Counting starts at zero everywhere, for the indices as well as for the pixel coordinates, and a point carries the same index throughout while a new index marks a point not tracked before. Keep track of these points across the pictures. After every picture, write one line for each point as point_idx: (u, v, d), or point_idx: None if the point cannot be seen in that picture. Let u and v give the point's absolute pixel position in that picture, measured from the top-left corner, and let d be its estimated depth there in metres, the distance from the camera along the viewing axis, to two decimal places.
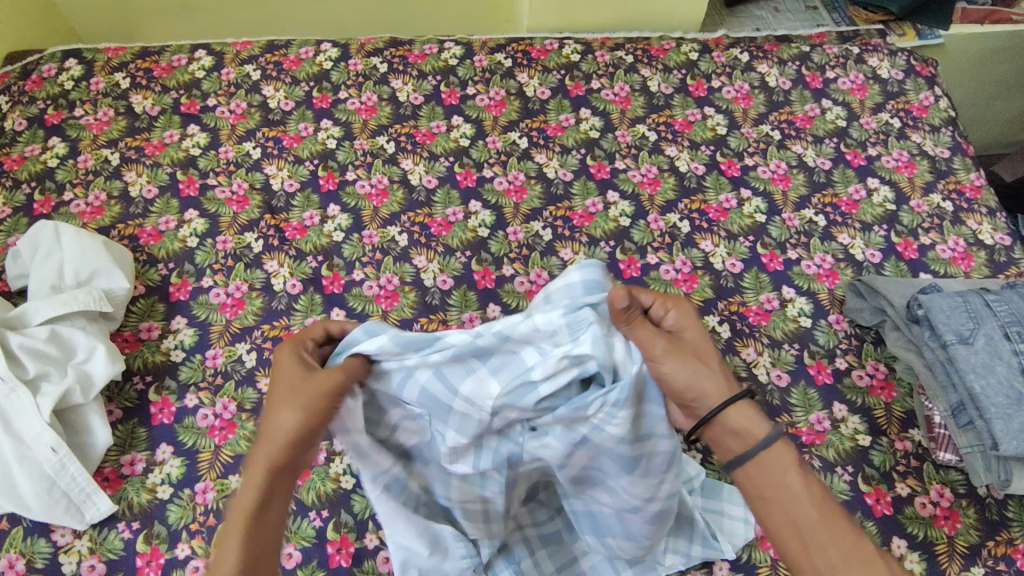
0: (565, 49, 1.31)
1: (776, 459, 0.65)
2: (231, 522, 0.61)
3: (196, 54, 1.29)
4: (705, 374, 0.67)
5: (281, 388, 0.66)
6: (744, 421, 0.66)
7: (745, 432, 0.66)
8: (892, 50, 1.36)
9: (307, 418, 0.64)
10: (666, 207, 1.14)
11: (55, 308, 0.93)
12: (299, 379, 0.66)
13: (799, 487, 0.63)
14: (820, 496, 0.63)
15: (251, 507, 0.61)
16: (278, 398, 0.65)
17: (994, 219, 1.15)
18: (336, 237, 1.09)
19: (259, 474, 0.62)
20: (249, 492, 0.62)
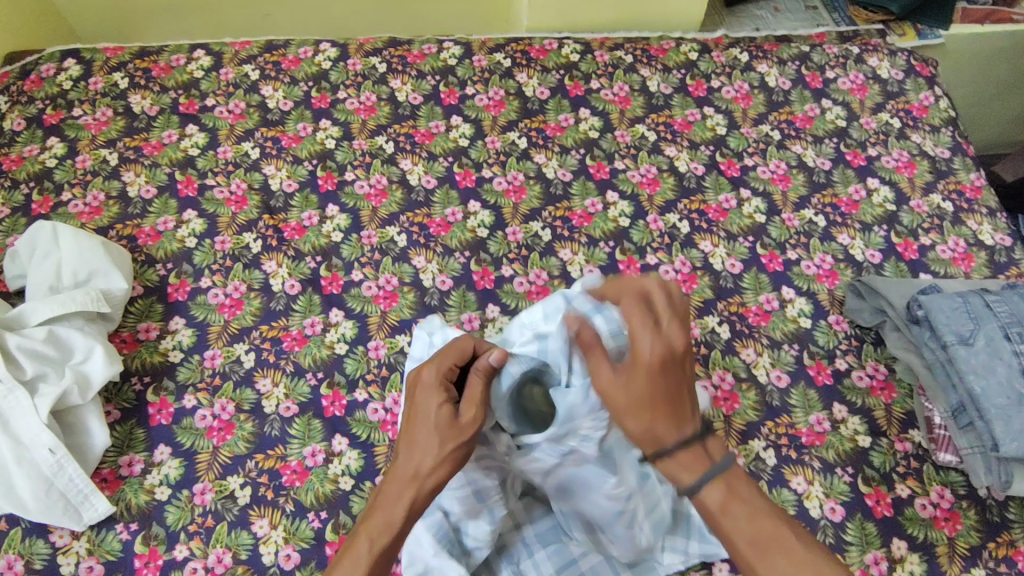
0: (565, 49, 1.31)
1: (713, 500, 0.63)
2: (359, 552, 0.63)
3: (194, 53, 1.29)
4: (631, 421, 0.61)
5: (429, 423, 0.66)
6: (682, 469, 0.62)
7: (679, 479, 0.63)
8: (892, 50, 1.35)
9: (454, 463, 0.66)
10: (665, 208, 1.14)
11: (53, 308, 0.93)
12: (444, 415, 0.66)
13: (731, 528, 0.63)
14: (754, 533, 0.62)
15: (381, 542, 0.64)
16: (424, 433, 0.66)
17: (994, 220, 1.15)
18: (335, 237, 1.08)
19: (399, 511, 0.64)
20: (381, 524, 0.64)
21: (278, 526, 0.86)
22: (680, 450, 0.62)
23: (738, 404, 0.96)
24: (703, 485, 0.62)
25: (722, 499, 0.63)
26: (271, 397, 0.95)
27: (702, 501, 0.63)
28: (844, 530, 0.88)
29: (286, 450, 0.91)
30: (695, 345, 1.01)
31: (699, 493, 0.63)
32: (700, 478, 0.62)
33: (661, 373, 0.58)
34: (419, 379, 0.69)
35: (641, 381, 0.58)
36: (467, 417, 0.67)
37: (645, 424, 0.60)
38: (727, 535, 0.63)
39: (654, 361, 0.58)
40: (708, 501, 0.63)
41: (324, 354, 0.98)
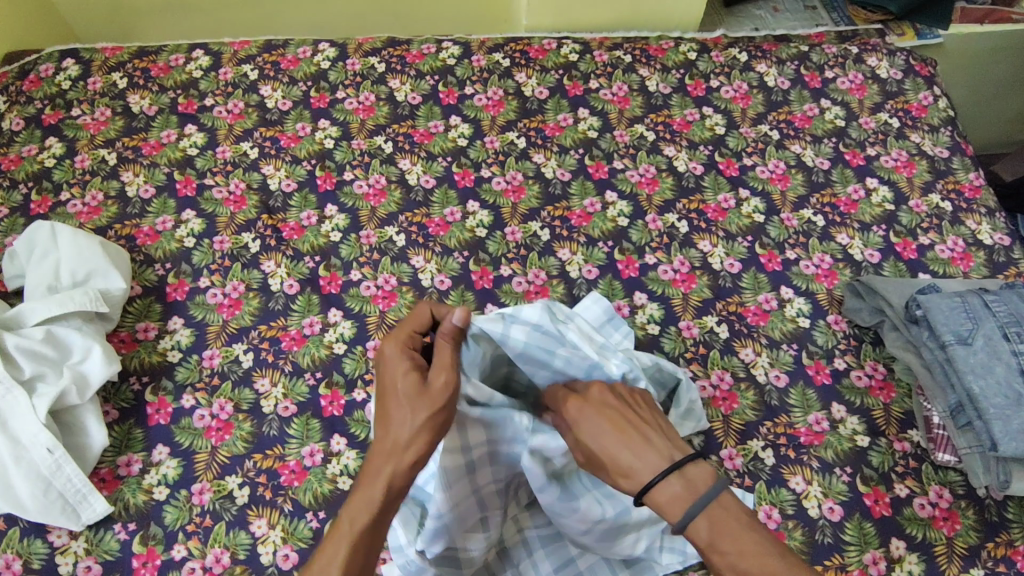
0: (564, 49, 1.31)
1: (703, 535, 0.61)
2: (342, 533, 0.61)
3: (193, 53, 1.29)
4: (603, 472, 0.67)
5: (400, 395, 0.66)
6: (669, 502, 0.62)
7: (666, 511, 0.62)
8: (891, 50, 1.35)
9: (432, 430, 0.65)
10: (664, 208, 1.14)
11: (51, 308, 0.93)
12: (413, 381, 0.66)
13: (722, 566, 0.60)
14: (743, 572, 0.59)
15: (364, 519, 0.62)
16: (397, 405, 0.65)
17: (993, 220, 1.15)
18: (334, 237, 1.08)
19: (379, 486, 0.63)
20: (363, 502, 0.62)
21: (276, 526, 0.86)
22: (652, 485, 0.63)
23: (736, 404, 0.96)
24: (684, 525, 0.61)
25: (709, 538, 0.60)
26: (270, 397, 0.95)
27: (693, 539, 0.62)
28: (843, 530, 0.88)
29: (284, 450, 0.91)
30: (694, 345, 1.01)
31: (686, 531, 0.62)
32: (677, 518, 0.62)
33: (589, 415, 0.68)
34: (383, 355, 0.69)
35: (581, 430, 0.68)
36: (438, 381, 0.66)
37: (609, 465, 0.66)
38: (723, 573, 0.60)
39: (580, 408, 0.69)
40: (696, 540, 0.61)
41: (323, 354, 0.98)
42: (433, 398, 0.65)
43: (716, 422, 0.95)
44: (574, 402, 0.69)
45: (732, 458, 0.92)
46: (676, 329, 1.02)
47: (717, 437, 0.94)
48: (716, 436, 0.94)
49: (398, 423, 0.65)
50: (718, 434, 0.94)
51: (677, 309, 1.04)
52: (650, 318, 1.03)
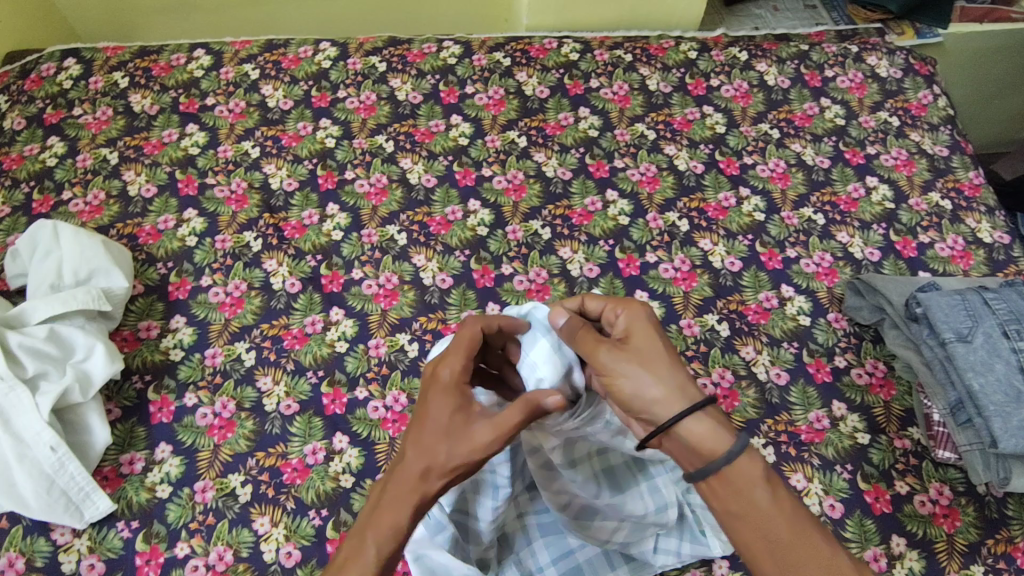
0: (564, 48, 1.31)
1: (750, 476, 0.62)
2: (365, 557, 0.60)
3: (194, 53, 1.29)
4: (649, 376, 0.66)
5: (438, 426, 0.64)
6: (717, 432, 0.64)
7: (717, 443, 0.63)
8: (890, 49, 1.36)
9: (464, 470, 0.63)
10: (665, 206, 1.14)
11: (54, 307, 0.93)
12: (457, 421, 0.64)
13: (768, 500, 0.62)
14: (791, 505, 0.63)
15: (389, 547, 0.61)
16: (434, 438, 0.63)
17: (992, 218, 1.15)
18: (335, 236, 1.09)
19: (406, 516, 0.61)
20: (386, 526, 0.61)
21: (279, 523, 0.87)
22: (709, 411, 0.65)
23: (737, 402, 0.97)
24: (741, 452, 0.63)
25: (763, 472, 0.63)
26: (272, 395, 0.95)
27: (740, 471, 0.62)
28: (844, 527, 0.88)
29: (286, 448, 0.92)
30: (695, 343, 1.01)
31: (737, 462, 0.63)
32: (739, 441, 0.63)
33: (659, 331, 0.69)
34: (435, 380, 0.67)
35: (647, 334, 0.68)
36: (482, 426, 0.63)
37: (663, 375, 0.66)
38: (765, 506, 0.62)
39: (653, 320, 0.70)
40: (749, 472, 0.63)
41: (324, 353, 0.98)
42: (467, 442, 0.63)
43: None
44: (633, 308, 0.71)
45: None
46: (677, 327, 1.02)
47: None
48: None
49: (429, 455, 0.63)
50: None
51: (678, 307, 1.04)
52: None
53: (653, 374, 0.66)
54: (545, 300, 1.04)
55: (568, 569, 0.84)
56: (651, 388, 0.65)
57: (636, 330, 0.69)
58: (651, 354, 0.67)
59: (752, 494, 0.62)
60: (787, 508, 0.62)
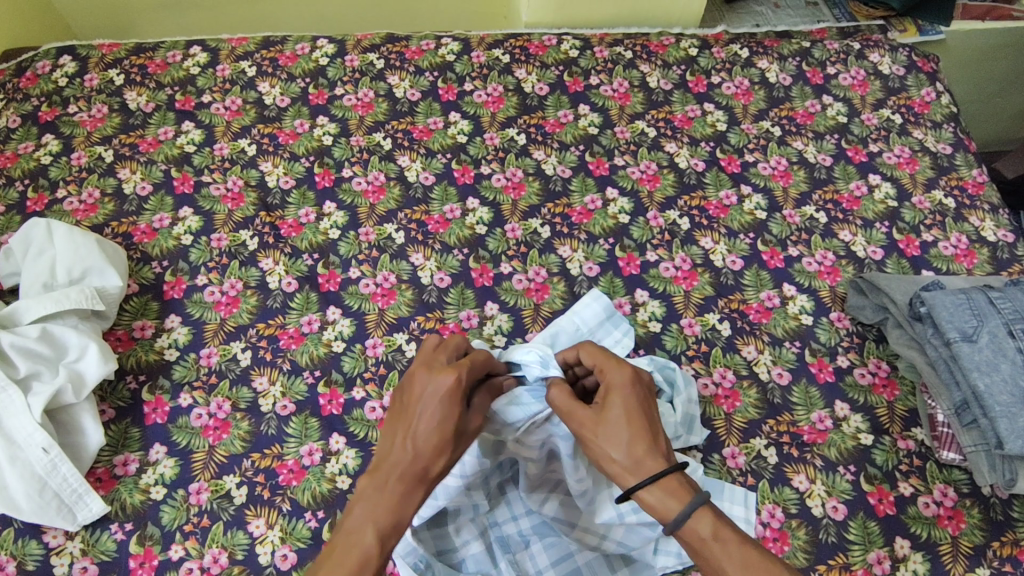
0: (564, 45, 1.30)
1: (700, 537, 0.62)
2: (370, 547, 0.58)
3: (190, 50, 1.28)
4: (610, 447, 0.67)
5: (448, 431, 0.64)
6: (665, 499, 0.64)
7: (663, 510, 0.63)
8: (893, 46, 1.35)
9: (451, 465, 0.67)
10: (666, 204, 1.13)
11: (47, 306, 0.92)
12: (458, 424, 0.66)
13: (721, 556, 0.61)
14: (746, 559, 0.60)
15: (391, 540, 0.60)
16: (444, 443, 0.64)
17: (997, 216, 1.14)
18: (332, 234, 1.07)
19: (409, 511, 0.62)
20: (391, 519, 0.60)
21: (274, 525, 0.85)
22: (657, 479, 0.64)
23: (739, 402, 0.96)
24: (689, 515, 0.62)
25: (714, 529, 0.62)
26: (268, 396, 0.94)
27: (691, 532, 0.62)
28: (846, 529, 0.87)
29: (283, 449, 0.90)
30: (696, 343, 1.00)
31: (686, 524, 0.62)
32: (686, 506, 0.62)
33: (634, 399, 0.69)
34: (440, 384, 0.65)
35: (621, 401, 0.68)
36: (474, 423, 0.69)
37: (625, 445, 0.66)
38: (720, 565, 0.61)
39: (634, 385, 0.70)
40: (699, 531, 0.62)
41: (321, 352, 0.97)
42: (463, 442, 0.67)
43: (718, 421, 0.94)
44: (614, 374, 0.70)
45: (734, 457, 0.92)
46: (678, 326, 1.01)
47: (719, 435, 0.93)
48: (718, 435, 0.93)
49: (439, 457, 0.64)
50: (721, 433, 0.93)
51: (678, 306, 1.03)
52: (651, 315, 1.02)
53: (613, 443, 0.67)
54: (544, 300, 1.03)
55: (567, 572, 0.83)
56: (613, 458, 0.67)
57: (612, 398, 0.69)
58: (616, 423, 0.67)
59: (709, 553, 0.61)
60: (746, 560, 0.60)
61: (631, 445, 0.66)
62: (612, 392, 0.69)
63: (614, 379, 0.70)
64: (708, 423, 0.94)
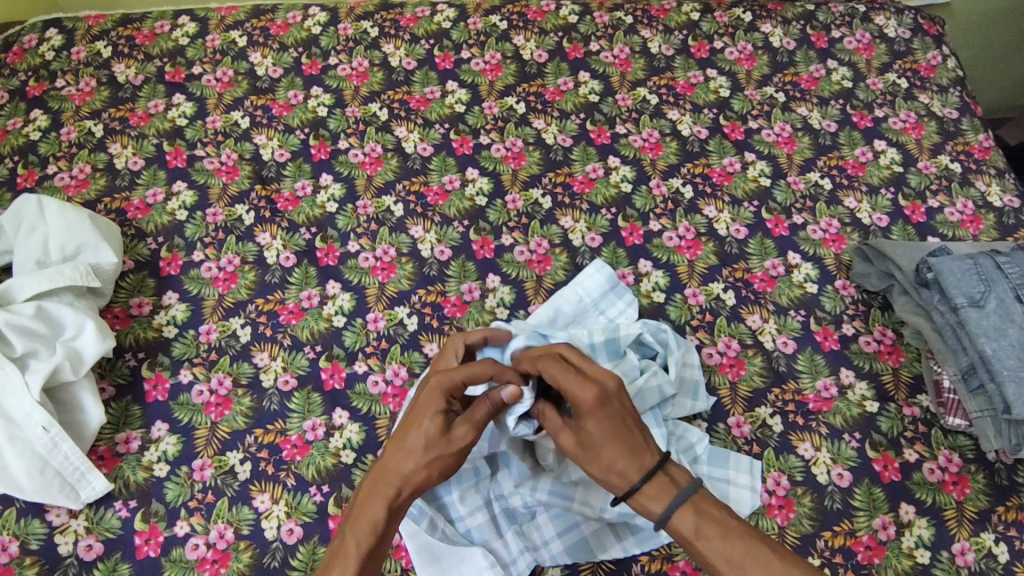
0: (563, 10, 1.27)
1: (684, 531, 0.67)
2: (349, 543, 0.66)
3: (179, 20, 1.25)
4: (591, 463, 0.70)
5: (422, 436, 0.68)
6: (650, 501, 0.69)
7: (649, 511, 0.69)
8: (899, 8, 1.32)
9: (433, 469, 0.68)
10: (668, 172, 1.11)
11: (41, 283, 0.90)
12: (436, 428, 0.68)
13: (707, 549, 0.66)
14: (728, 552, 0.66)
15: (368, 541, 0.66)
16: (413, 450, 0.68)
17: (1003, 181, 1.12)
18: (329, 207, 1.06)
19: (381, 510, 0.66)
20: (370, 520, 0.66)
21: (279, 500, 0.85)
22: (644, 481, 0.69)
23: (744, 370, 0.95)
24: (672, 511, 0.68)
25: (698, 526, 0.67)
26: (269, 370, 0.93)
27: (675, 529, 0.68)
28: (852, 495, 0.87)
29: (285, 424, 0.90)
30: (700, 312, 0.99)
31: (670, 522, 0.68)
32: (670, 503, 0.68)
33: (604, 414, 0.68)
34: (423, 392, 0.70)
35: (598, 425, 0.68)
36: (458, 431, 0.69)
37: (608, 460, 0.68)
38: (708, 558, 0.66)
39: (605, 405, 0.68)
40: (682, 529, 0.67)
41: (322, 327, 0.96)
42: (439, 446, 0.68)
43: (723, 390, 0.94)
44: (592, 391, 0.67)
45: (740, 426, 0.91)
46: (682, 296, 1.00)
47: (724, 404, 0.93)
48: (723, 405, 0.93)
49: (404, 461, 0.68)
50: (725, 402, 0.93)
51: (682, 276, 1.02)
52: (655, 285, 1.01)
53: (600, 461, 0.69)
54: (546, 272, 1.01)
55: (573, 542, 0.83)
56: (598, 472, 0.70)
57: (585, 422, 0.68)
58: (596, 445, 0.68)
59: (696, 547, 0.67)
60: (725, 551, 0.66)
61: (616, 462, 0.68)
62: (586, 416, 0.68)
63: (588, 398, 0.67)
64: (713, 392, 0.94)
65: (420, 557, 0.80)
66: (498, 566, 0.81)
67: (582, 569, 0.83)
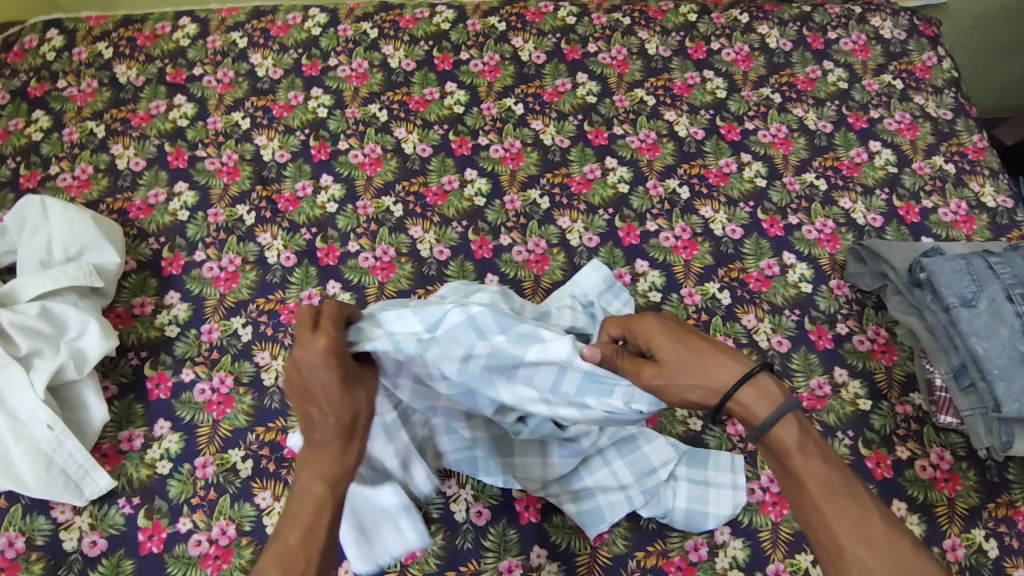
0: (561, 12, 1.28)
1: (784, 445, 0.61)
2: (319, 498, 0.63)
3: (180, 21, 1.26)
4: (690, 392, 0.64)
5: (331, 408, 0.64)
6: (757, 403, 0.62)
7: (753, 414, 0.62)
8: (894, 10, 1.33)
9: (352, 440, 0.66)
10: (665, 172, 1.12)
11: (45, 283, 0.92)
12: (342, 396, 0.65)
13: (804, 468, 0.60)
14: (826, 476, 0.60)
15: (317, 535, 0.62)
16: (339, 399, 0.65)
17: (996, 181, 1.14)
18: (329, 208, 1.07)
19: (318, 496, 0.63)
20: (333, 471, 0.64)
21: (280, 497, 0.86)
22: (748, 388, 0.62)
23: None
24: (778, 421, 0.61)
25: (803, 439, 0.61)
26: (270, 369, 0.94)
27: (779, 438, 0.61)
28: None
29: (286, 423, 0.91)
30: (696, 312, 1.00)
31: (774, 431, 0.61)
32: (777, 411, 0.61)
33: (687, 334, 0.66)
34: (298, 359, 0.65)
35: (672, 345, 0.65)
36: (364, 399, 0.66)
37: (693, 373, 0.63)
38: (800, 475, 0.61)
39: (675, 327, 0.66)
40: (784, 440, 0.61)
41: None
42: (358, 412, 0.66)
43: None
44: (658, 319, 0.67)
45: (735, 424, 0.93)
46: (678, 296, 1.01)
47: None
48: None
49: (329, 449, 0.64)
50: None
51: (678, 276, 1.03)
52: (651, 285, 1.02)
53: (688, 380, 0.64)
54: (544, 271, 1.02)
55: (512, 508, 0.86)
56: (685, 389, 0.64)
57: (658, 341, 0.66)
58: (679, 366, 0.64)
59: (790, 462, 0.61)
60: (826, 475, 0.60)
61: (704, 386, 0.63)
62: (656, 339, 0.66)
63: (651, 325, 0.67)
64: None
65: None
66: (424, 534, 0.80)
67: (580, 569, 0.83)
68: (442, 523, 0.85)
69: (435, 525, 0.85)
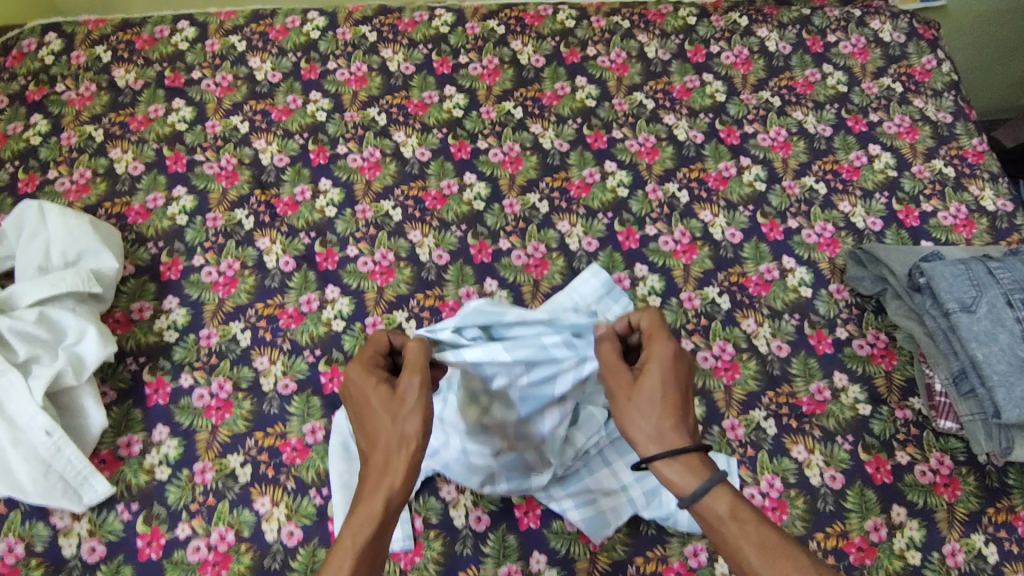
0: (560, 15, 1.28)
1: (714, 514, 0.63)
2: (371, 500, 0.62)
3: (178, 24, 1.25)
4: (643, 420, 0.67)
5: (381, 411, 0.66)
6: (687, 474, 0.64)
7: (682, 485, 0.64)
8: (894, 12, 1.32)
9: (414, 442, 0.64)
10: (664, 176, 1.12)
11: (43, 290, 0.92)
12: (390, 399, 0.66)
13: (736, 536, 0.62)
14: (759, 539, 0.61)
15: (366, 532, 0.61)
16: (408, 410, 0.65)
17: (996, 185, 1.13)
18: (328, 212, 1.06)
19: (377, 500, 0.62)
20: (391, 463, 0.63)
21: (279, 503, 0.86)
22: (685, 453, 0.65)
23: (738, 373, 0.96)
24: (707, 491, 0.63)
25: (732, 508, 0.63)
26: (269, 374, 0.94)
27: (707, 509, 0.63)
28: (844, 497, 0.88)
29: (285, 428, 0.91)
30: (695, 316, 1.00)
31: (703, 501, 0.64)
32: (708, 481, 0.64)
33: (675, 375, 0.69)
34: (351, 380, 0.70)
35: (661, 373, 0.68)
36: (408, 385, 0.66)
37: (654, 417, 0.67)
38: (734, 543, 0.62)
39: (678, 365, 0.69)
40: (715, 510, 0.63)
41: (321, 331, 0.97)
42: (410, 408, 0.65)
43: (718, 393, 0.95)
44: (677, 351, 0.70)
45: (734, 428, 0.93)
46: (677, 300, 1.01)
47: (720, 408, 0.94)
48: (718, 407, 0.94)
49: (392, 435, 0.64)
50: (721, 405, 0.94)
51: (678, 280, 1.03)
52: (651, 290, 1.02)
53: (644, 416, 0.67)
54: (544, 276, 1.02)
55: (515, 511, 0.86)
56: (641, 427, 0.67)
57: (652, 365, 0.69)
58: (649, 397, 0.67)
59: (722, 531, 0.63)
60: (759, 539, 0.61)
61: (652, 424, 0.67)
62: (652, 360, 0.69)
63: (660, 350, 0.70)
64: (709, 395, 0.95)
65: (337, 455, 0.88)
66: (409, 538, 0.84)
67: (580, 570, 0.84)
68: (441, 529, 0.85)
69: (434, 531, 0.85)
